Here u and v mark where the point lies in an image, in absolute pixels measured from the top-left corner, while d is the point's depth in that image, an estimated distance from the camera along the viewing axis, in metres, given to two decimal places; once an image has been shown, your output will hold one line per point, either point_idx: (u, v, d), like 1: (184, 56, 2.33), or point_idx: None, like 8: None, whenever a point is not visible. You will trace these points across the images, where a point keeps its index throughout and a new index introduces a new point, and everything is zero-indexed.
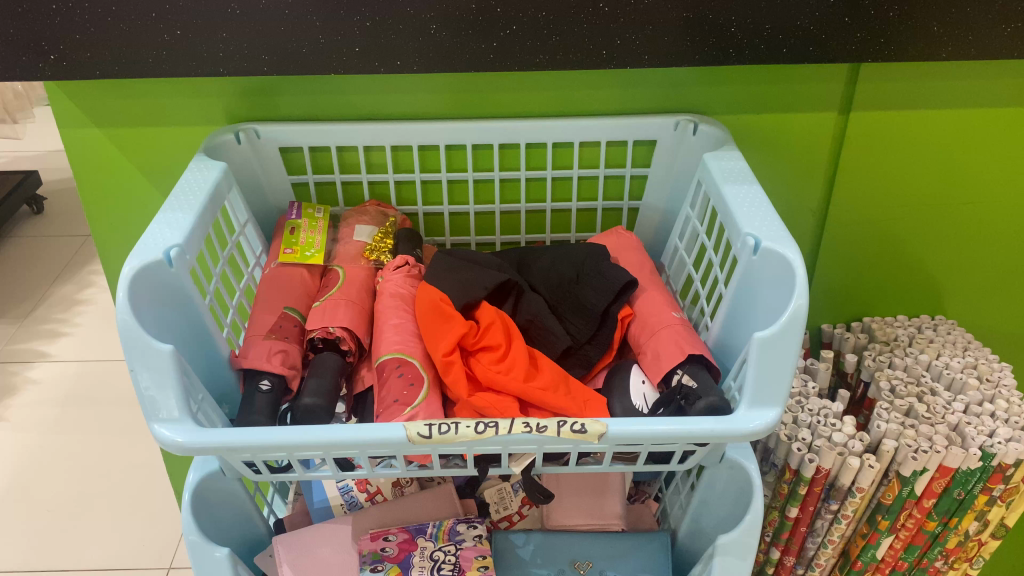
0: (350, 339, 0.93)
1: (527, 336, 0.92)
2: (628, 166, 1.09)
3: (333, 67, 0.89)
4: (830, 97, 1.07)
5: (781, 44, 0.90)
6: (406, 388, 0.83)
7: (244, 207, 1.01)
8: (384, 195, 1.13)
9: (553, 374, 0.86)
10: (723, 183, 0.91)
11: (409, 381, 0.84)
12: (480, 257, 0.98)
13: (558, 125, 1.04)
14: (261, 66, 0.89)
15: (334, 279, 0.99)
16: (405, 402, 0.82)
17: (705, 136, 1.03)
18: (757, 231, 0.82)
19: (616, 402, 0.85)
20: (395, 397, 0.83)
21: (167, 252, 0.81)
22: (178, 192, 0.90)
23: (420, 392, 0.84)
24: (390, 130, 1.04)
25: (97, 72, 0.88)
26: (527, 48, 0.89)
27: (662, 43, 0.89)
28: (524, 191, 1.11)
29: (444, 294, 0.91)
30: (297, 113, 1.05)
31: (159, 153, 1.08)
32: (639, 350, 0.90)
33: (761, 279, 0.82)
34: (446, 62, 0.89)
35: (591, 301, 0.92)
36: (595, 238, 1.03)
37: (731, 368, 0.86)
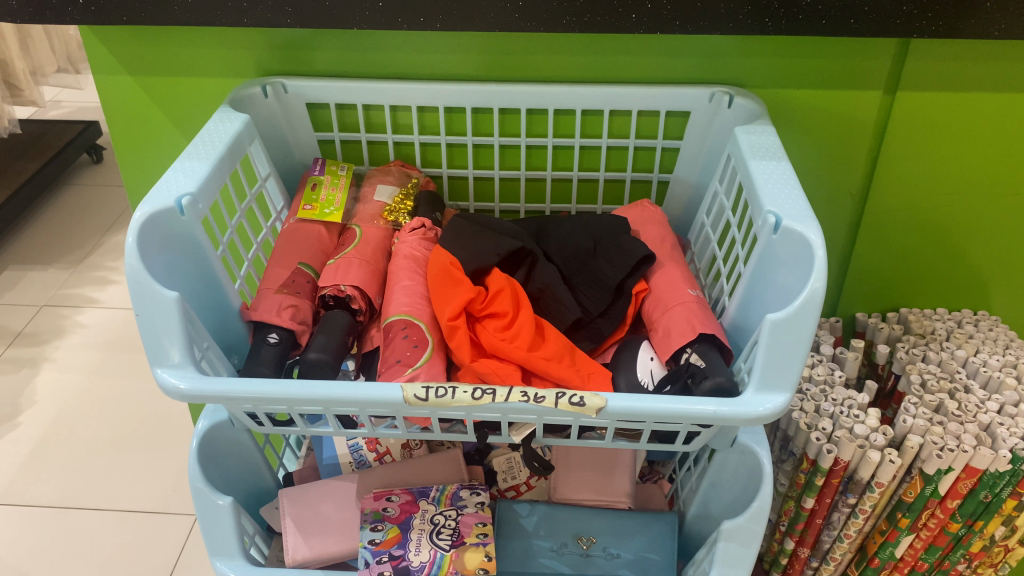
0: (361, 298, 0.92)
1: (538, 306, 0.90)
2: (659, 138, 1.05)
3: (356, 20, 0.88)
4: (876, 75, 1.02)
5: (821, 15, 0.85)
6: (410, 350, 0.83)
7: (267, 160, 1.00)
8: (409, 157, 1.12)
9: (559, 344, 0.84)
10: (750, 158, 0.88)
11: (413, 343, 0.84)
12: (497, 223, 0.96)
13: (589, 92, 1.02)
14: (284, 18, 0.88)
15: (350, 238, 0.99)
16: (408, 363, 0.82)
17: (740, 110, 1.00)
18: (779, 209, 0.79)
19: (622, 376, 0.83)
20: (399, 357, 0.83)
21: (179, 200, 0.81)
22: (198, 142, 0.90)
23: (423, 354, 0.83)
24: (416, 90, 1.03)
25: (124, 17, 0.88)
26: (553, 9, 0.86)
27: (695, 8, 0.85)
28: (551, 160, 1.09)
29: (455, 257, 0.90)
30: (325, 70, 1.04)
31: (187, 105, 1.08)
32: (651, 327, 0.87)
33: (780, 260, 0.79)
34: (472, 21, 0.87)
35: (606, 273, 0.90)
36: (619, 211, 1.01)
37: (743, 349, 0.84)
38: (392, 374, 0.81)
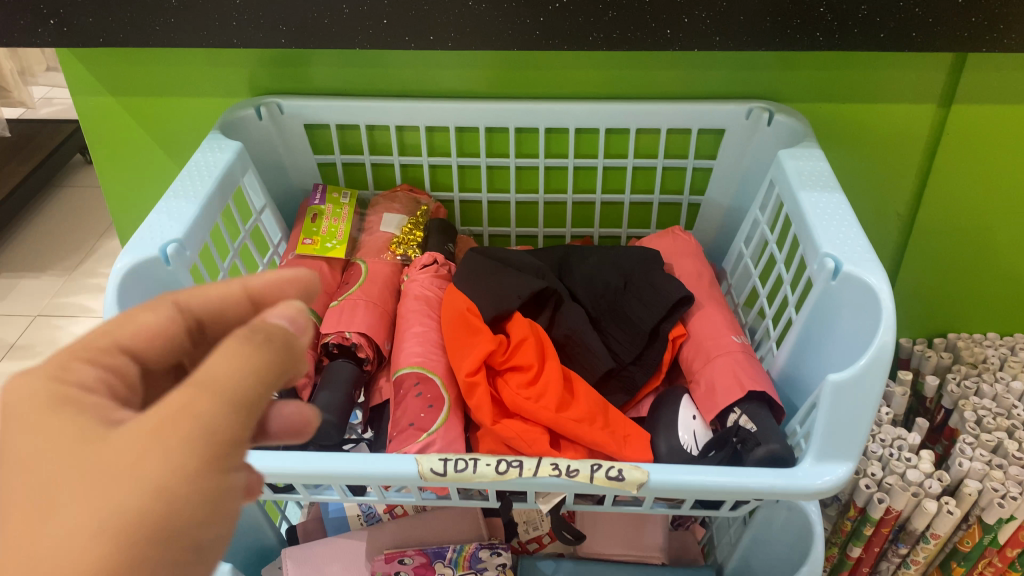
0: (368, 346, 0.83)
1: (564, 353, 0.82)
2: (690, 158, 0.96)
3: (358, 41, 0.78)
4: (929, 87, 0.92)
5: (880, 29, 0.76)
6: (424, 410, 0.75)
7: (262, 191, 0.92)
8: (417, 180, 1.03)
9: (591, 402, 0.75)
10: (799, 190, 0.79)
11: (428, 403, 0.75)
12: (517, 258, 0.87)
13: (614, 110, 0.92)
14: (279, 38, 0.79)
15: (355, 275, 0.90)
16: (422, 427, 0.73)
17: (781, 128, 0.90)
18: (838, 252, 0.70)
19: (662, 439, 0.74)
20: (412, 420, 0.74)
21: (164, 247, 0.73)
22: (185, 176, 0.82)
23: (439, 415, 0.75)
24: (424, 109, 0.93)
25: (101, 39, 0.79)
26: (579, 25, 0.77)
27: (737, 22, 0.76)
28: (572, 182, 1.00)
29: (473, 302, 0.81)
30: (324, 87, 0.95)
31: (175, 126, 0.99)
32: (690, 378, 0.79)
33: (840, 309, 0.70)
34: (487, 40, 0.78)
35: (639, 316, 0.81)
36: (649, 240, 0.92)
37: (796, 406, 0.75)
38: (405, 441, 0.73)
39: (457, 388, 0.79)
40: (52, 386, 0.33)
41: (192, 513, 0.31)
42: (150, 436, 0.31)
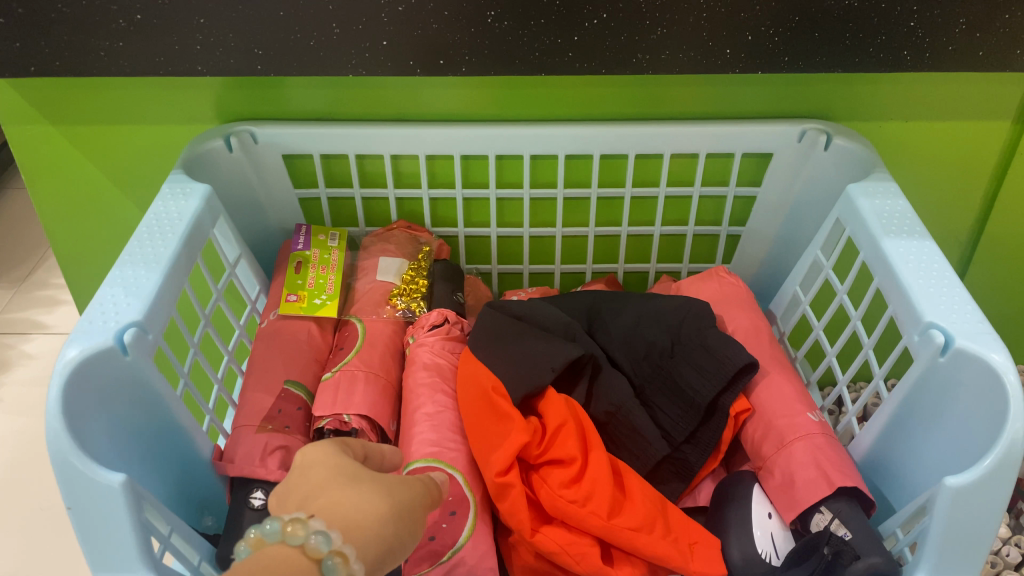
0: (371, 431, 0.70)
1: (607, 435, 0.70)
2: (732, 185, 0.83)
3: (351, 65, 0.64)
4: (1005, 103, 0.81)
5: (979, 46, 0.64)
6: (446, 519, 0.61)
7: (236, 240, 0.78)
8: (413, 214, 0.89)
9: (647, 503, 0.63)
10: (882, 237, 0.66)
11: (450, 509, 0.62)
12: (543, 316, 0.74)
13: (647, 133, 0.79)
14: (253, 63, 0.64)
15: (351, 336, 0.76)
16: (445, 543, 0.60)
17: (840, 153, 0.78)
18: (945, 322, 0.58)
19: (733, 543, 0.62)
20: (431, 533, 0.60)
21: (122, 336, 0.59)
22: (144, 233, 0.67)
23: (464, 523, 0.62)
24: (424, 137, 0.79)
25: (32, 68, 0.64)
26: (621, 44, 0.63)
27: (811, 40, 0.63)
28: (595, 214, 0.87)
29: (499, 380, 0.68)
30: (304, 112, 0.80)
31: (130, 159, 0.84)
32: (760, 464, 0.67)
33: (952, 390, 0.58)
34: (508, 63, 0.64)
35: (694, 388, 0.69)
36: (690, 286, 0.80)
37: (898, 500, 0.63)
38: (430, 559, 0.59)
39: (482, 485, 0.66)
40: (336, 449, 0.51)
41: (402, 543, 0.47)
42: (399, 481, 0.50)
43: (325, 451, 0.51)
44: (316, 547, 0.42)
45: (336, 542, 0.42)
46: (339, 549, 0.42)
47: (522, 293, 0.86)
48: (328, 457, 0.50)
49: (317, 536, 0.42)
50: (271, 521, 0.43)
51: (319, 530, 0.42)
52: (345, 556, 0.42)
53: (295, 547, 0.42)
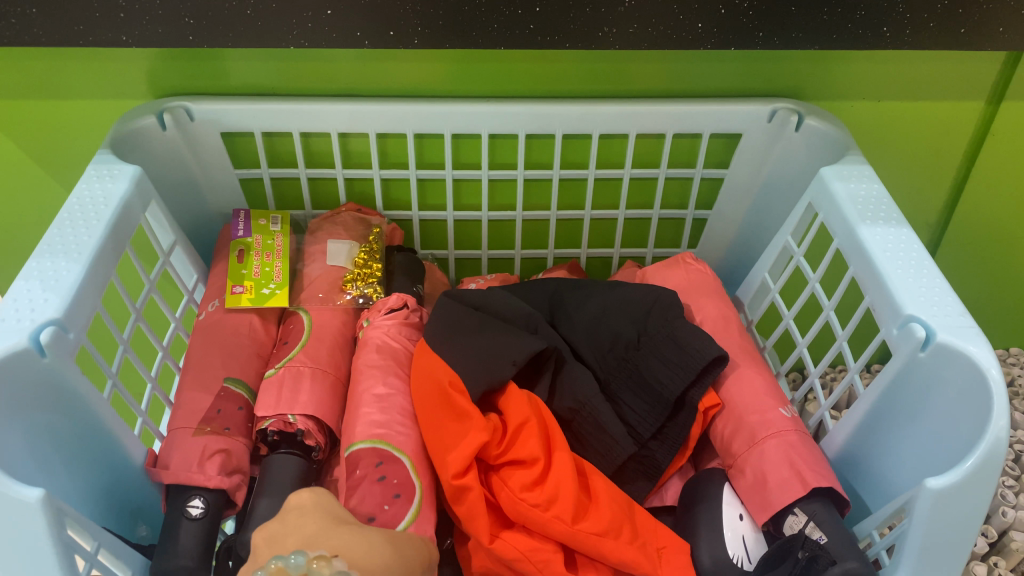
0: (318, 432, 0.65)
1: (571, 432, 0.66)
2: (700, 167, 0.79)
3: (292, 38, 0.59)
4: (980, 82, 0.78)
5: (960, 22, 0.60)
6: (388, 502, 0.57)
7: (170, 225, 0.73)
8: (365, 197, 0.84)
9: (613, 505, 0.59)
10: (859, 224, 0.63)
11: (394, 491, 0.58)
12: (502, 306, 0.70)
13: (612, 112, 0.74)
14: (184, 34, 0.58)
15: (296, 328, 0.71)
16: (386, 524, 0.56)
17: (812, 134, 0.75)
18: (925, 314, 0.55)
19: (702, 547, 0.59)
20: (372, 510, 0.57)
21: (38, 335, 0.53)
22: (65, 219, 0.61)
23: (408, 507, 0.58)
24: (375, 113, 0.74)
25: None
26: (587, 16, 0.58)
27: (787, 15, 0.59)
28: (557, 196, 0.82)
29: (456, 374, 0.64)
30: (245, 86, 0.75)
31: (54, 137, 0.77)
32: (730, 463, 0.64)
33: (933, 387, 0.55)
34: (464, 36, 0.59)
35: (661, 382, 0.66)
36: (656, 274, 0.77)
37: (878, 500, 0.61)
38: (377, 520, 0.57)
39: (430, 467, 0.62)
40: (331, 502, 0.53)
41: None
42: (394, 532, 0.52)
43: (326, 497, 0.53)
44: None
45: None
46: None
47: (481, 280, 0.81)
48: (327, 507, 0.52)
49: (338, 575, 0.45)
50: (297, 554, 0.46)
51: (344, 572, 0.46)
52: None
53: None
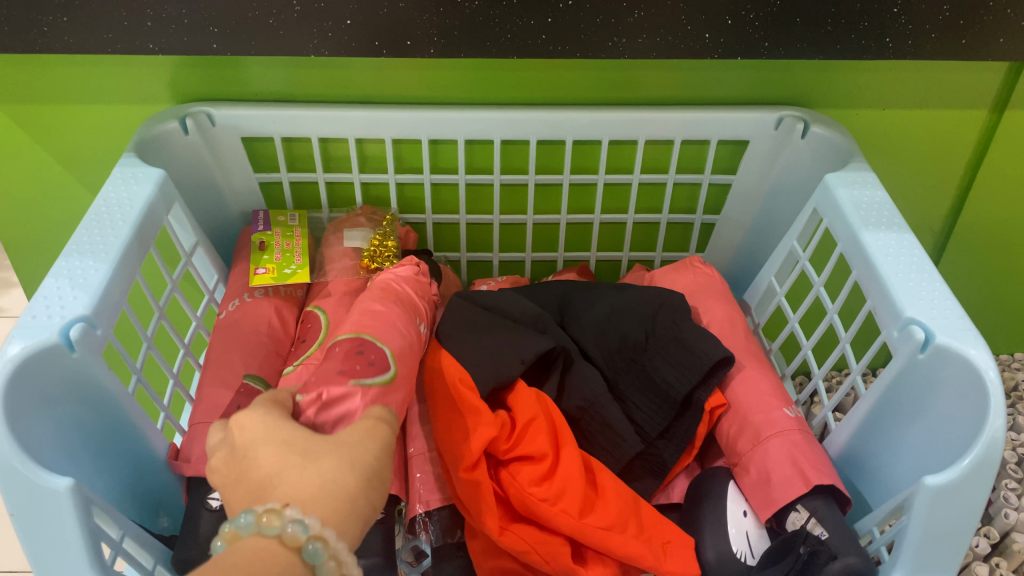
0: None
1: (579, 429, 0.68)
2: (707, 173, 0.81)
3: (312, 47, 0.61)
4: (983, 91, 0.79)
5: (961, 33, 0.62)
6: (360, 363, 0.59)
7: (191, 227, 0.75)
8: (380, 200, 0.86)
9: (620, 501, 0.61)
10: (862, 230, 0.64)
11: (368, 361, 0.60)
12: (513, 307, 0.72)
13: (621, 119, 0.76)
14: (209, 42, 0.60)
15: (313, 326, 0.73)
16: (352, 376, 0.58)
17: (818, 141, 0.77)
18: (924, 317, 0.57)
19: (707, 542, 0.61)
20: (340, 367, 0.59)
21: (68, 331, 0.55)
22: (93, 221, 0.64)
23: (377, 374, 0.59)
24: (391, 120, 0.76)
25: None
26: (597, 27, 0.60)
27: (791, 25, 0.61)
28: (567, 200, 0.84)
29: (467, 371, 0.65)
30: (265, 92, 0.77)
31: (79, 141, 0.80)
32: (735, 460, 0.66)
33: (932, 387, 0.57)
34: (478, 45, 0.61)
35: (668, 382, 0.67)
36: (664, 276, 0.79)
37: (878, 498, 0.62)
38: (317, 415, 0.55)
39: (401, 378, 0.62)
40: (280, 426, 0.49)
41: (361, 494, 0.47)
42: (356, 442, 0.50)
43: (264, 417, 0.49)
44: (294, 535, 0.41)
45: (314, 526, 0.41)
46: (319, 534, 0.41)
47: (493, 282, 0.83)
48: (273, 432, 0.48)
49: (293, 524, 0.41)
50: (245, 514, 0.41)
51: (295, 515, 0.41)
52: (325, 539, 0.41)
53: (272, 538, 0.41)
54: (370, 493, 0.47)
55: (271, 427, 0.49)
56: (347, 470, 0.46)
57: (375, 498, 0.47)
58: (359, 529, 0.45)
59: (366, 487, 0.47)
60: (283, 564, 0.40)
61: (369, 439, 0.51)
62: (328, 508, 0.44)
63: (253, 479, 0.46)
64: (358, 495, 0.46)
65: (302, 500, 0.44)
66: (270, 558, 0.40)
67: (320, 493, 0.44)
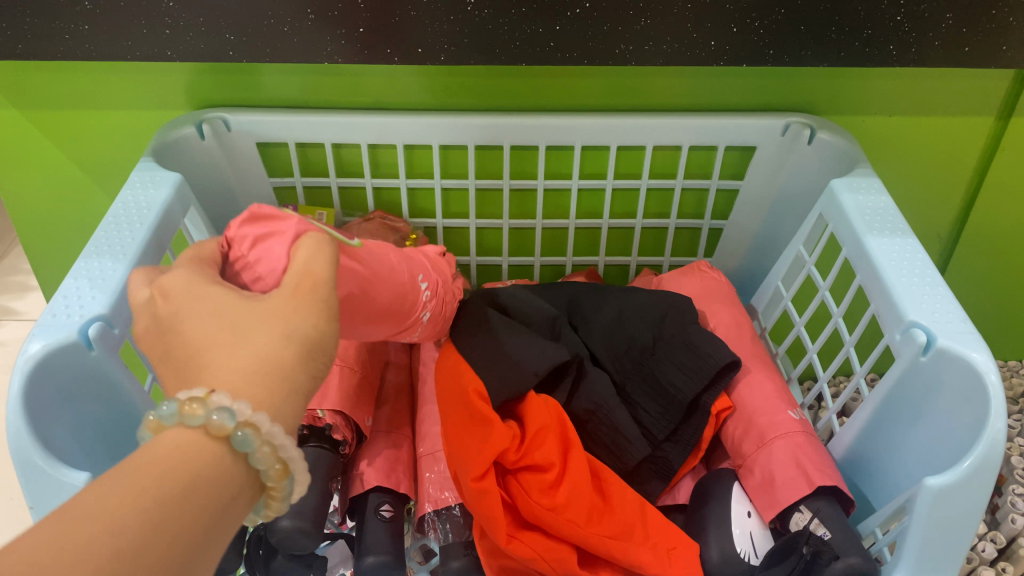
0: (345, 427, 0.69)
1: (585, 431, 0.69)
2: (715, 178, 0.82)
3: (326, 55, 0.62)
4: (990, 98, 0.80)
5: (965, 41, 0.63)
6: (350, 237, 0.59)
7: (207, 230, 0.77)
8: (392, 205, 0.87)
9: (627, 514, 0.62)
10: (866, 235, 0.65)
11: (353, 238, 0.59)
12: (522, 310, 0.73)
13: (628, 125, 0.77)
14: (226, 49, 0.62)
15: None
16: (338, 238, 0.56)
17: (824, 147, 0.77)
18: (926, 319, 0.57)
19: (712, 541, 0.62)
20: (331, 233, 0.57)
21: (86, 330, 0.57)
22: (111, 222, 0.65)
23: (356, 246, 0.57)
24: (403, 126, 0.77)
25: None
26: (604, 34, 0.62)
27: (796, 32, 0.62)
28: (575, 205, 0.85)
29: (480, 381, 0.66)
30: (279, 99, 0.78)
31: (99, 146, 0.82)
32: (740, 462, 0.67)
33: (934, 389, 0.58)
34: (488, 53, 0.63)
35: (675, 385, 0.68)
36: (672, 280, 0.80)
37: (881, 501, 0.63)
38: (246, 247, 0.47)
39: (369, 286, 0.56)
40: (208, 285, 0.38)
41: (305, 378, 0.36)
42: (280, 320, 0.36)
43: (191, 277, 0.39)
44: (221, 425, 0.32)
45: (244, 411, 0.32)
46: (249, 419, 0.32)
47: (502, 286, 0.84)
48: (193, 300, 0.37)
49: (221, 411, 0.32)
50: (167, 401, 0.32)
51: (217, 402, 0.32)
52: (259, 426, 0.32)
53: (195, 431, 0.32)
54: (319, 362, 0.37)
55: (200, 292, 0.37)
56: (281, 339, 0.35)
57: (324, 373, 0.37)
58: (302, 406, 0.36)
59: (308, 355, 0.36)
60: (210, 462, 0.32)
61: (314, 297, 0.38)
62: (261, 390, 0.34)
63: (178, 356, 0.36)
64: (301, 365, 0.36)
65: (226, 385, 0.33)
66: (195, 454, 0.32)
67: (252, 370, 0.34)
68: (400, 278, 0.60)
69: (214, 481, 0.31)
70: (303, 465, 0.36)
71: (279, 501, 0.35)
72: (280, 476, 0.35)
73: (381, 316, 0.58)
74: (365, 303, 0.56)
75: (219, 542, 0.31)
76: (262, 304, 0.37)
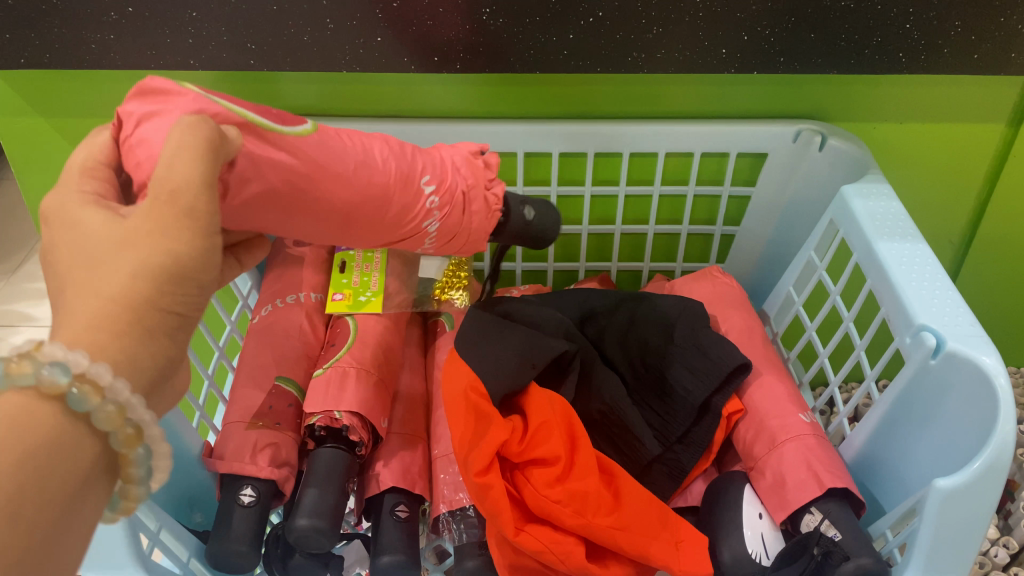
0: (362, 428, 0.69)
1: (598, 432, 0.70)
2: (726, 184, 0.83)
3: (345, 63, 0.64)
4: (1000, 104, 0.80)
5: (974, 49, 0.64)
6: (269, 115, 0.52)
7: None
8: None
9: (632, 504, 0.63)
10: (876, 240, 0.66)
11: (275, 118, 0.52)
12: (535, 314, 0.73)
13: (641, 132, 0.78)
14: (247, 58, 0.64)
15: (342, 331, 0.75)
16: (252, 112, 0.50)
17: (835, 154, 0.78)
18: (936, 323, 0.58)
19: (724, 544, 0.63)
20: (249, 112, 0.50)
21: None
22: None
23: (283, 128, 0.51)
24: (419, 133, 0.78)
25: (23, 59, 0.65)
26: (617, 43, 0.63)
27: (806, 40, 0.63)
28: (588, 211, 0.86)
29: (476, 380, 0.66)
30: (298, 107, 0.80)
31: None
32: (752, 464, 0.67)
33: (944, 392, 0.58)
34: (503, 61, 0.64)
35: (687, 388, 0.69)
36: (684, 285, 0.80)
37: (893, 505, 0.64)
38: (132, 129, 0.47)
39: (308, 182, 0.50)
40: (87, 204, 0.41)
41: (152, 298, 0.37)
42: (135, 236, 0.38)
43: (66, 196, 0.41)
44: (52, 379, 0.33)
45: (80, 364, 0.33)
46: (86, 373, 0.33)
47: (517, 290, 0.86)
48: (68, 229, 0.40)
49: (51, 366, 0.33)
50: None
51: (50, 357, 0.33)
52: (94, 380, 0.33)
53: (25, 388, 0.32)
54: (179, 290, 0.38)
55: (74, 217, 0.40)
56: (133, 277, 0.36)
57: (181, 298, 0.38)
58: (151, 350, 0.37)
59: (161, 285, 0.37)
60: (47, 423, 0.33)
61: (173, 210, 0.38)
62: (103, 336, 0.35)
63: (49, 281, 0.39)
64: (153, 300, 0.37)
65: (65, 337, 0.35)
66: (31, 414, 0.32)
67: (92, 319, 0.35)
68: (367, 175, 0.53)
69: (58, 444, 0.33)
70: (158, 427, 0.37)
71: (135, 468, 0.36)
72: (132, 436, 0.36)
73: (329, 219, 0.52)
74: (300, 205, 0.50)
75: (60, 507, 0.32)
76: (125, 225, 0.38)
